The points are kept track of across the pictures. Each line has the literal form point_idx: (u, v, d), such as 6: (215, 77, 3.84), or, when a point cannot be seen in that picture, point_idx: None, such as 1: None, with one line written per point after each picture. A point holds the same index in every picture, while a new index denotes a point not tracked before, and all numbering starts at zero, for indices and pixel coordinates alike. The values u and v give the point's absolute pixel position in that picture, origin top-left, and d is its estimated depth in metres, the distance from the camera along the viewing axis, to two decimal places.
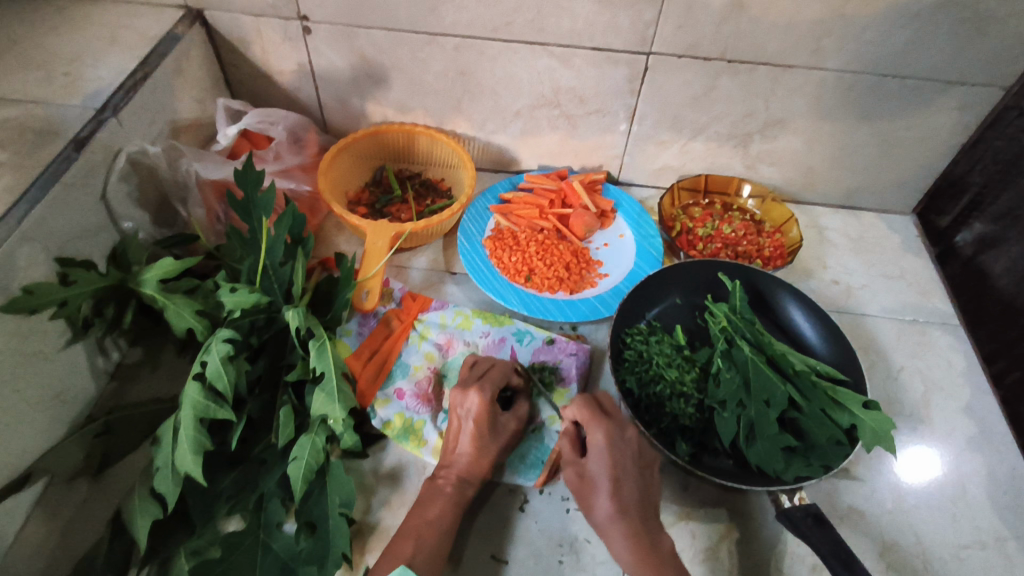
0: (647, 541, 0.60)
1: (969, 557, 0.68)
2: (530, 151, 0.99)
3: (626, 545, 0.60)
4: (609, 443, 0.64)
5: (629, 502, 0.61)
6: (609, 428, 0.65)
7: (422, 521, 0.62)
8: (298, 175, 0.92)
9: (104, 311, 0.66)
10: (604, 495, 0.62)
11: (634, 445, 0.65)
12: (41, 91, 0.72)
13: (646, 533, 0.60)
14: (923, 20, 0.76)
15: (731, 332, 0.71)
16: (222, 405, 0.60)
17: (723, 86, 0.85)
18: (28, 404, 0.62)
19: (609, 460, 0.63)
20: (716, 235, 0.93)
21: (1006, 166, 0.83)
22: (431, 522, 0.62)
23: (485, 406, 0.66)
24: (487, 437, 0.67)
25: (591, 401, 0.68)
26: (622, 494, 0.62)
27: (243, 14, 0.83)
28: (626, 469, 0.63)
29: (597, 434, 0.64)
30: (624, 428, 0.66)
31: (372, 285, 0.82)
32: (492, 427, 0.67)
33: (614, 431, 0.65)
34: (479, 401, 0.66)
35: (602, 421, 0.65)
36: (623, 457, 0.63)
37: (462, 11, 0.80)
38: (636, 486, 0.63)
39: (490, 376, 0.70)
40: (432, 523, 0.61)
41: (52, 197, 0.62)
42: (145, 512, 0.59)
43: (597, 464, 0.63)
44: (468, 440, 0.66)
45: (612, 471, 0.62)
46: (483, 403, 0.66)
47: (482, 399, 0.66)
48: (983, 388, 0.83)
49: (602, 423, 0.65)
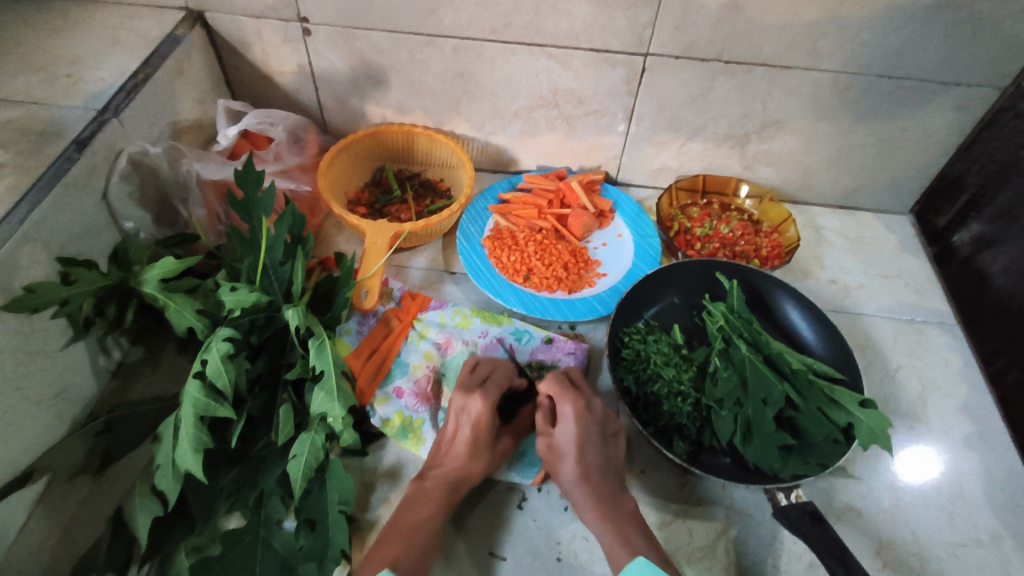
0: (609, 501, 0.64)
1: (965, 555, 0.69)
2: (529, 152, 1.00)
3: (590, 505, 0.64)
4: (577, 413, 0.67)
5: (593, 467, 0.65)
6: (576, 399, 0.69)
7: (415, 522, 0.62)
8: (298, 176, 0.92)
9: (105, 311, 0.66)
10: (570, 461, 0.65)
11: (600, 416, 0.69)
12: (43, 92, 0.72)
13: (609, 495, 0.64)
14: (919, 21, 0.76)
15: (728, 331, 0.72)
16: (222, 403, 0.60)
17: (720, 87, 0.86)
18: (30, 402, 0.62)
19: (576, 429, 0.67)
20: (714, 235, 0.94)
21: (1003, 166, 0.84)
22: (425, 522, 0.62)
23: (486, 410, 0.67)
24: (485, 441, 0.67)
25: (559, 377, 0.72)
26: (586, 460, 0.65)
27: (243, 16, 0.84)
28: (591, 437, 0.67)
29: (564, 404, 0.68)
30: (591, 400, 0.70)
31: (371, 284, 0.82)
32: (490, 431, 0.68)
33: (581, 402, 0.69)
34: (481, 405, 0.67)
35: (570, 393, 0.69)
36: (589, 427, 0.67)
37: (461, 13, 0.81)
38: (601, 453, 0.66)
39: (492, 380, 0.71)
40: (426, 523, 0.62)
41: (54, 197, 0.63)
42: (146, 509, 0.60)
43: (564, 433, 0.67)
44: (466, 443, 0.66)
45: (578, 439, 0.66)
46: (484, 407, 0.67)
47: (484, 405, 0.67)
48: (979, 387, 0.83)
49: (569, 394, 0.69)
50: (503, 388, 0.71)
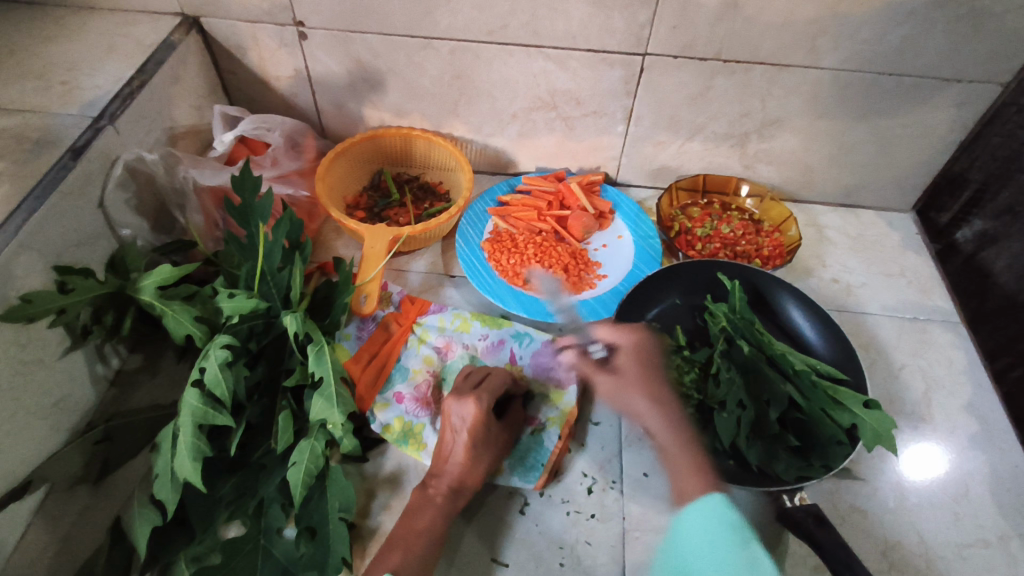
0: (679, 424, 0.65)
1: (972, 556, 0.68)
2: (527, 154, 0.99)
3: (661, 425, 0.65)
4: (636, 344, 0.71)
5: (659, 393, 0.67)
6: (640, 336, 0.72)
7: (410, 531, 0.62)
8: (296, 180, 0.92)
9: (103, 319, 0.67)
10: (635, 387, 0.68)
11: (657, 355, 0.71)
12: (38, 100, 0.72)
13: (678, 418, 0.66)
14: (920, 17, 0.75)
15: (730, 332, 0.71)
16: (221, 411, 0.60)
17: (719, 86, 0.85)
18: (28, 412, 0.62)
19: (640, 360, 0.70)
20: (715, 235, 0.93)
21: (1004, 162, 0.83)
22: (420, 533, 0.61)
23: (481, 415, 0.66)
24: (480, 448, 0.66)
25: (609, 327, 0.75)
26: (654, 388, 0.68)
27: (239, 21, 0.84)
28: (653, 365, 0.70)
29: (625, 338, 0.72)
30: (649, 337, 0.73)
31: (371, 290, 0.81)
32: (485, 438, 0.66)
33: (642, 338, 0.72)
34: (474, 411, 0.66)
35: (628, 331, 0.73)
36: (648, 356, 0.70)
37: (457, 15, 0.80)
38: (666, 384, 0.69)
39: (487, 386, 0.70)
40: (420, 535, 0.61)
41: (49, 206, 0.62)
42: (145, 519, 0.59)
43: (626, 363, 0.70)
44: (461, 451, 0.65)
45: (638, 367, 0.69)
46: (479, 412, 0.66)
47: (478, 409, 0.66)
48: (984, 385, 0.82)
49: (627, 331, 0.73)
50: (498, 392, 0.69)
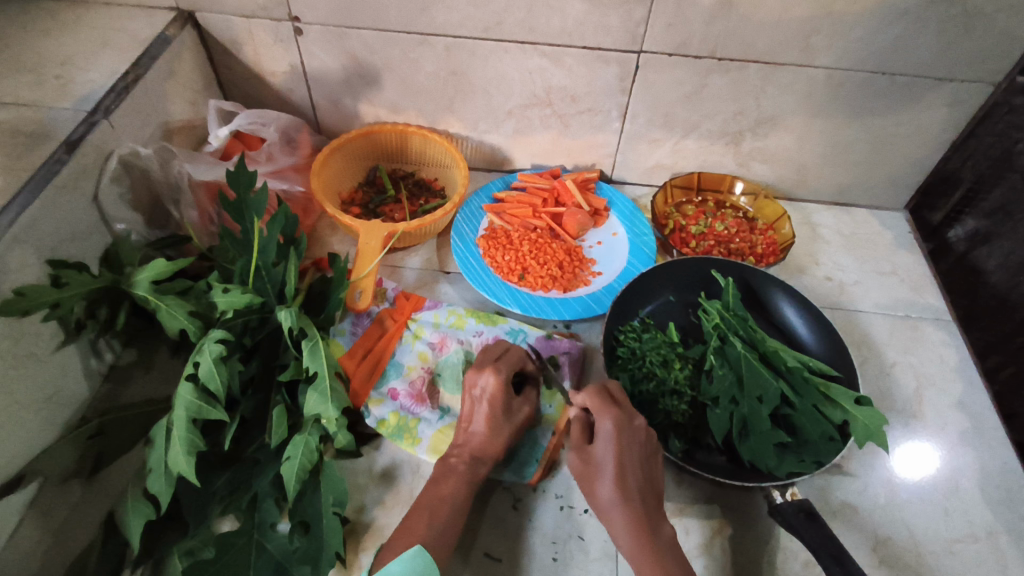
0: (646, 528, 0.59)
1: (961, 552, 0.68)
2: (523, 151, 1.00)
3: (627, 530, 0.59)
4: (618, 431, 0.62)
5: (633, 490, 0.60)
6: (618, 416, 0.63)
7: (435, 497, 0.62)
8: (291, 176, 0.92)
9: (97, 313, 0.66)
10: (608, 483, 0.61)
11: (645, 433, 0.63)
12: (32, 93, 0.72)
13: (647, 521, 0.59)
14: (912, 17, 0.76)
15: (724, 329, 0.72)
16: (214, 406, 0.60)
17: (714, 84, 0.86)
18: (22, 405, 0.62)
19: (618, 446, 0.61)
20: (709, 233, 0.93)
21: (998, 161, 0.84)
22: (444, 499, 0.62)
23: (501, 385, 0.68)
24: (502, 418, 0.67)
25: (601, 389, 0.66)
26: (626, 480, 0.60)
27: (235, 16, 0.83)
28: (631, 455, 0.62)
29: (605, 421, 0.63)
30: (634, 417, 0.64)
31: (365, 285, 0.82)
32: (505, 409, 0.68)
33: (624, 420, 0.63)
34: (494, 380, 0.67)
35: (611, 409, 0.64)
36: (631, 447, 0.62)
37: (453, 12, 0.80)
38: (640, 476, 0.61)
39: (506, 359, 0.71)
40: (444, 502, 0.62)
41: (44, 199, 0.62)
42: (138, 512, 0.59)
43: (603, 450, 0.62)
44: (484, 421, 0.67)
45: (619, 460, 0.61)
46: (498, 381, 0.67)
47: (496, 380, 0.67)
48: (976, 382, 0.83)
49: (610, 410, 0.63)
50: (516, 365, 0.71)
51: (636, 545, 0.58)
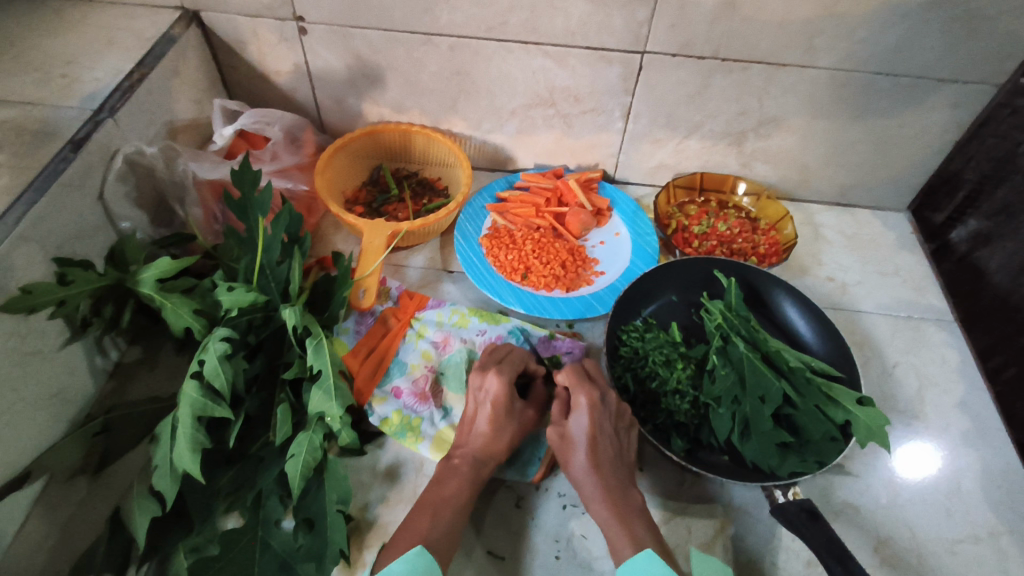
0: (617, 496, 0.62)
1: (962, 551, 0.69)
2: (526, 151, 1.00)
3: (598, 497, 0.62)
4: (592, 405, 0.65)
5: (605, 460, 0.63)
6: (593, 392, 0.66)
7: (438, 496, 0.63)
8: (295, 175, 0.92)
9: (102, 311, 0.67)
10: (581, 453, 0.64)
11: (617, 407, 0.66)
12: (38, 92, 0.72)
13: (617, 489, 0.62)
14: (915, 18, 0.76)
15: (726, 328, 0.72)
16: (219, 403, 0.60)
17: (717, 84, 0.86)
18: (28, 403, 0.62)
19: (591, 419, 0.64)
20: (711, 233, 0.94)
21: (999, 162, 0.84)
22: (447, 499, 0.62)
23: (505, 388, 0.68)
24: (505, 418, 0.68)
25: (577, 367, 0.69)
26: (598, 451, 0.63)
27: (239, 15, 0.84)
28: (603, 429, 0.65)
29: (579, 396, 0.66)
30: (606, 393, 0.67)
31: (370, 284, 0.81)
32: (509, 412, 0.68)
33: (597, 395, 0.66)
34: (498, 384, 0.68)
35: (586, 385, 0.67)
36: (603, 420, 0.65)
37: (457, 12, 0.81)
38: (613, 448, 0.64)
39: (509, 362, 0.72)
40: (448, 500, 0.62)
41: (50, 197, 0.63)
42: (144, 510, 0.59)
43: (577, 423, 0.65)
44: (487, 421, 0.67)
45: (592, 431, 0.64)
46: (502, 385, 0.68)
47: (500, 382, 0.68)
48: (977, 383, 0.83)
49: (584, 386, 0.66)
50: (518, 366, 0.72)
51: (607, 510, 0.61)
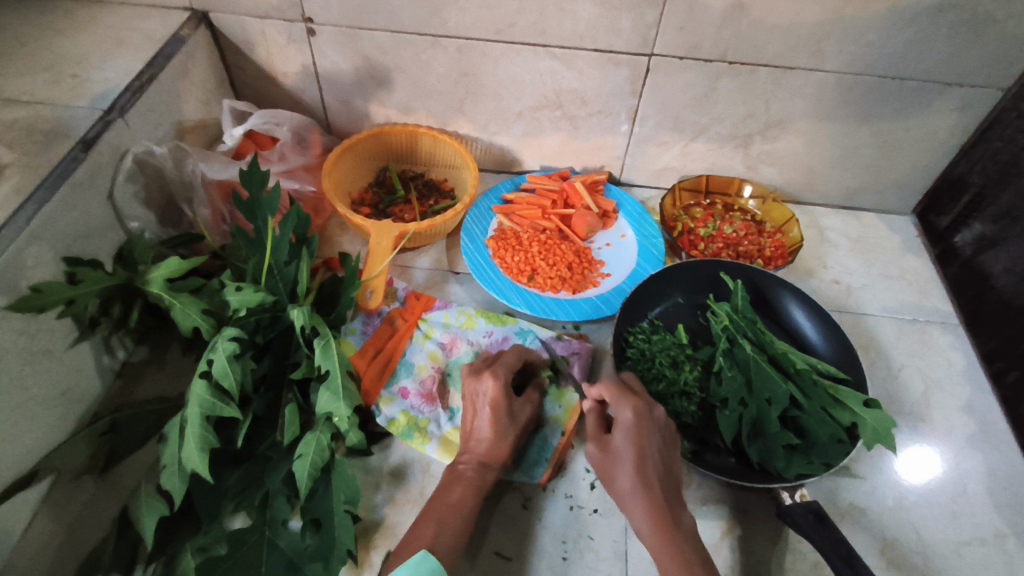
0: (667, 515, 0.58)
1: (969, 554, 0.69)
2: (532, 152, 1.00)
3: (646, 518, 0.58)
4: (637, 419, 0.62)
5: (654, 480, 0.60)
6: (638, 406, 0.63)
7: (445, 504, 0.63)
8: (303, 176, 0.92)
9: (110, 310, 0.68)
10: (626, 470, 0.60)
11: (662, 422, 0.63)
12: (48, 92, 0.72)
13: (668, 510, 0.58)
14: (923, 22, 0.76)
15: (733, 331, 0.72)
16: (227, 404, 0.60)
17: (724, 88, 0.86)
18: (37, 401, 0.62)
19: (638, 434, 0.61)
20: (717, 235, 0.94)
21: (1004, 166, 0.84)
22: (453, 505, 0.62)
23: (500, 390, 0.68)
24: (505, 420, 0.68)
25: (618, 381, 0.66)
26: (645, 469, 0.60)
27: (248, 17, 0.84)
28: (651, 444, 0.61)
29: (624, 409, 0.63)
30: (652, 406, 0.64)
31: (377, 284, 0.82)
32: (508, 411, 0.68)
33: (643, 409, 0.63)
34: (494, 387, 0.68)
35: (630, 399, 0.63)
36: (650, 435, 0.62)
37: (466, 14, 0.81)
38: (661, 466, 0.61)
39: (503, 363, 0.72)
40: (454, 506, 0.62)
41: (60, 197, 0.63)
42: (151, 509, 0.59)
43: (622, 437, 0.61)
44: (488, 423, 0.67)
45: (638, 447, 0.60)
46: (498, 386, 0.68)
47: (496, 384, 0.68)
48: (983, 387, 0.83)
49: (629, 399, 0.63)
50: (513, 368, 0.71)
51: (655, 532, 0.57)
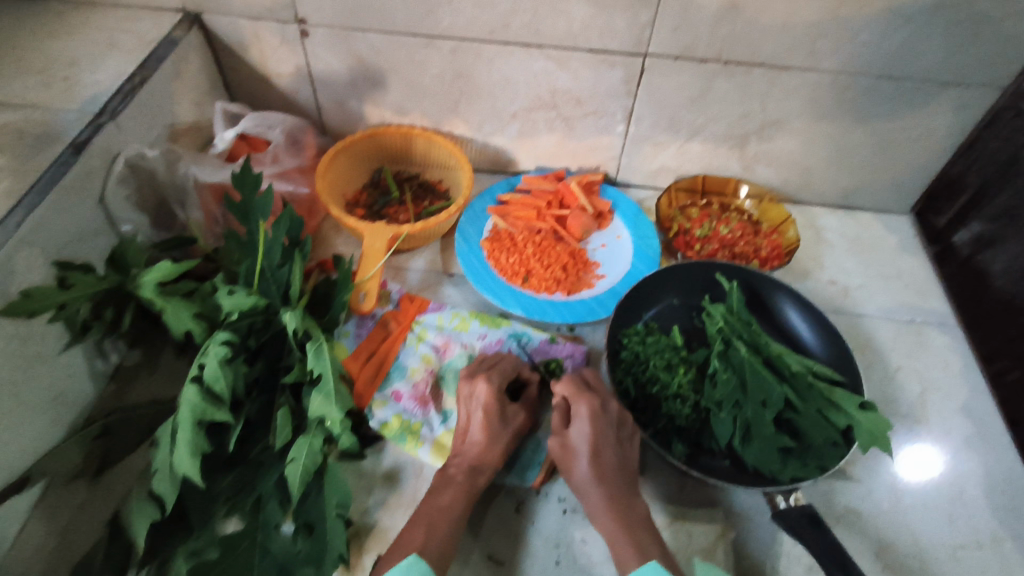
0: (623, 505, 0.61)
1: (965, 557, 0.68)
2: (528, 153, 1.00)
3: (602, 507, 0.61)
4: (592, 415, 0.65)
5: (608, 471, 0.63)
6: (593, 401, 0.66)
7: (434, 508, 0.62)
8: (296, 177, 0.92)
9: (103, 315, 0.66)
10: (582, 462, 0.63)
11: (617, 416, 0.66)
12: (40, 95, 0.72)
13: (620, 499, 0.62)
14: (919, 20, 0.76)
15: (728, 332, 0.71)
16: (220, 408, 0.60)
17: (719, 88, 0.86)
18: (27, 407, 0.62)
19: (593, 429, 0.64)
20: (714, 235, 0.93)
21: (1003, 165, 0.83)
22: (443, 509, 0.62)
23: (493, 393, 0.68)
24: (497, 425, 0.68)
25: (575, 378, 0.69)
26: (600, 460, 0.63)
27: (241, 18, 0.84)
28: (606, 437, 0.64)
29: (580, 405, 0.66)
30: (607, 402, 0.67)
31: (370, 287, 0.82)
32: (501, 415, 0.68)
33: (598, 405, 0.66)
34: (486, 388, 0.68)
35: (585, 395, 0.67)
36: (604, 428, 0.65)
37: (458, 15, 0.80)
38: (616, 457, 0.64)
39: (500, 367, 0.72)
40: (444, 511, 0.62)
41: (50, 201, 0.63)
42: (143, 514, 0.59)
43: (578, 432, 0.65)
44: (480, 428, 0.67)
45: (593, 440, 0.64)
46: (490, 390, 0.68)
47: (489, 390, 0.68)
48: (980, 387, 0.83)
49: (585, 395, 0.66)
50: (508, 373, 0.72)
51: (609, 520, 0.60)
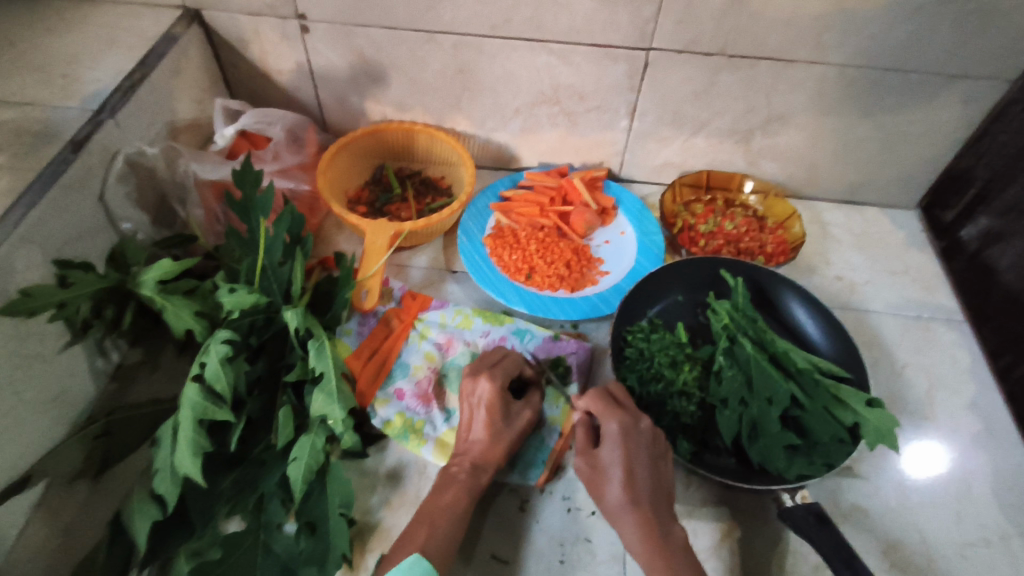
0: (658, 531, 0.58)
1: (973, 556, 0.68)
2: (530, 149, 0.99)
3: (637, 533, 0.58)
4: (624, 434, 0.61)
5: (643, 495, 0.59)
6: (625, 419, 0.62)
7: (435, 507, 0.62)
8: (298, 175, 0.91)
9: (104, 313, 0.66)
10: (615, 484, 0.60)
11: (649, 435, 0.63)
12: (39, 93, 0.72)
13: (657, 526, 0.58)
14: (927, 13, 0.75)
15: (733, 329, 0.71)
16: (221, 407, 0.59)
17: (723, 82, 0.85)
18: (28, 406, 0.62)
19: (625, 449, 0.61)
20: (718, 231, 0.92)
21: (1011, 159, 0.82)
22: (444, 508, 0.62)
23: (496, 392, 0.68)
24: (500, 423, 0.67)
25: (604, 394, 0.66)
26: (634, 483, 0.60)
27: (241, 14, 0.83)
28: (640, 458, 0.61)
29: (610, 425, 0.62)
30: (639, 420, 0.63)
31: (372, 284, 0.81)
32: (504, 413, 0.68)
33: (630, 423, 0.62)
34: (490, 388, 0.68)
35: (616, 413, 0.63)
36: (637, 448, 0.61)
37: (460, 9, 0.80)
38: (650, 479, 0.61)
39: (504, 365, 0.71)
40: (445, 510, 0.61)
41: (50, 199, 0.62)
42: (144, 513, 0.59)
43: (610, 453, 0.61)
44: (482, 426, 0.67)
45: (627, 462, 0.60)
46: (494, 390, 0.67)
47: (492, 387, 0.67)
48: (988, 384, 0.82)
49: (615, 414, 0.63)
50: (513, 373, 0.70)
51: (645, 548, 0.57)
